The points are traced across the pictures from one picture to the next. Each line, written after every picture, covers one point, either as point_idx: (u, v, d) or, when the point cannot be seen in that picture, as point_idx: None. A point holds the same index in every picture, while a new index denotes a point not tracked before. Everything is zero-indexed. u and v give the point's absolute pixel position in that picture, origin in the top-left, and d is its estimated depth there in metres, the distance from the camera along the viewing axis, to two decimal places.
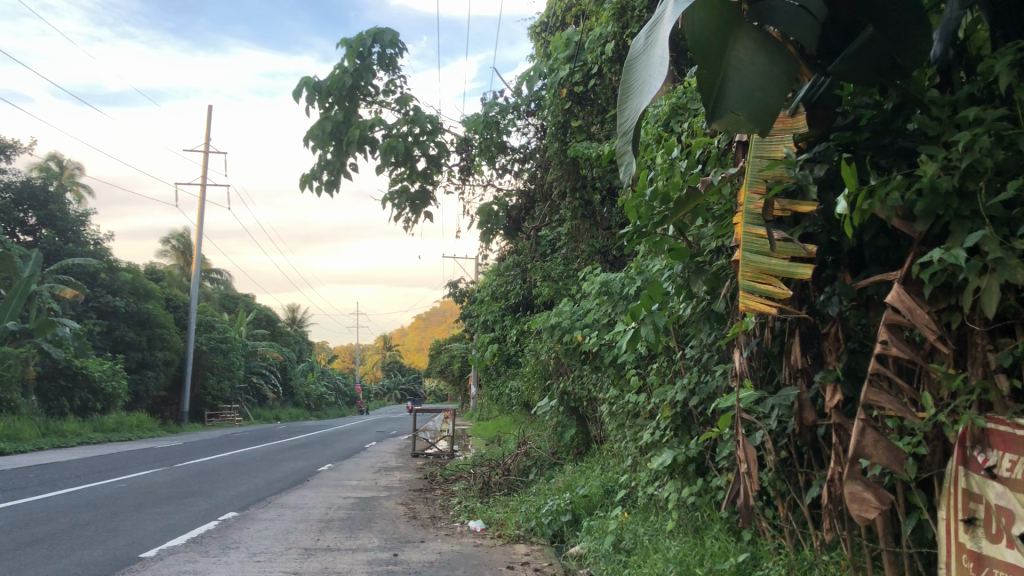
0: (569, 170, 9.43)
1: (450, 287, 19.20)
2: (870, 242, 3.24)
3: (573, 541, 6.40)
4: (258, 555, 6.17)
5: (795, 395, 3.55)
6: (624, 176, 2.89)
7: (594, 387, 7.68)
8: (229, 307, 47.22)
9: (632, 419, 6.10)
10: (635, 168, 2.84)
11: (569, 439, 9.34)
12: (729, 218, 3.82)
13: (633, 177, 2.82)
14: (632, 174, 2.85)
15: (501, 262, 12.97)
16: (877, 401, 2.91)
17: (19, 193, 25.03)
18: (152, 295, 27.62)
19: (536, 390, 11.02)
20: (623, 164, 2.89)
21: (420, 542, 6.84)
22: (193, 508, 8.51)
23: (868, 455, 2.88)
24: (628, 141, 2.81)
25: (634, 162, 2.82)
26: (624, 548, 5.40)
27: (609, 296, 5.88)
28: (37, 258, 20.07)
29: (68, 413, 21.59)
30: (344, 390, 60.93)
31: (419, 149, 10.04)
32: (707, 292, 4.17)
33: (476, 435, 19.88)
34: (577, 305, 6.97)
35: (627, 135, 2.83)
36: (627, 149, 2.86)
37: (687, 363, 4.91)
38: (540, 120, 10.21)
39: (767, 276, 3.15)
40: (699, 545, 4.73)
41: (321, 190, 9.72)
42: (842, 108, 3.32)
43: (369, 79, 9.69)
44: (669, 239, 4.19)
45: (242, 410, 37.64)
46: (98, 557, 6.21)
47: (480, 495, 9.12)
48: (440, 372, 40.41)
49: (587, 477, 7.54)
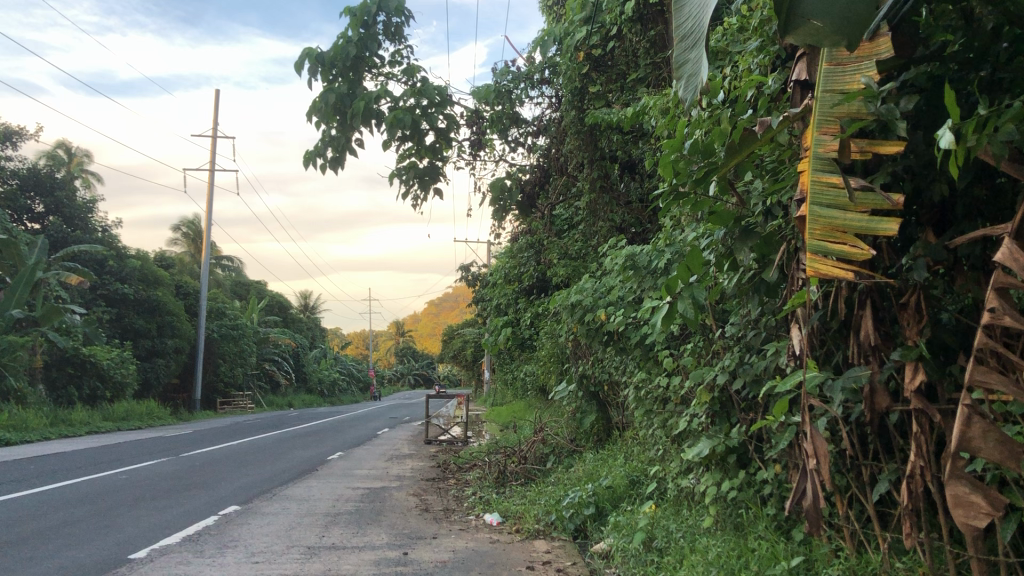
0: (586, 139, 8.81)
1: (463, 271, 18.65)
2: (964, 192, 2.72)
3: (598, 537, 5.88)
4: (257, 555, 5.67)
5: (868, 377, 3.03)
6: (688, 88, 2.60)
7: (619, 370, 7.12)
8: (241, 293, 46.91)
9: (662, 405, 5.58)
10: (702, 72, 2.58)
11: (589, 425, 8.82)
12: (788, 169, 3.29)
13: (701, 79, 2.56)
14: (699, 80, 2.57)
15: (513, 242, 12.43)
16: (986, 383, 2.37)
17: (25, 180, 24.57)
18: (162, 282, 27.19)
19: (554, 374, 10.51)
20: (683, 71, 2.65)
21: (433, 539, 6.34)
22: (192, 503, 8.03)
23: (975, 450, 2.34)
24: (695, 44, 2.63)
25: (704, 61, 2.55)
26: (657, 546, 4.88)
27: (634, 271, 5.35)
28: (43, 245, 19.63)
29: (77, 402, 21.20)
30: (357, 376, 60.71)
31: (428, 122, 9.48)
32: (757, 260, 3.67)
33: (490, 420, 19.44)
34: (600, 281, 6.40)
35: (693, 37, 2.65)
36: (690, 53, 2.65)
37: (726, 343, 4.40)
38: (555, 88, 9.64)
39: (843, 235, 2.63)
40: (741, 545, 4.21)
41: (325, 167, 9.18)
42: (926, 34, 2.80)
43: (374, 49, 9.08)
44: (711, 199, 3.69)
45: (255, 397, 37.35)
46: (84, 558, 5.70)
47: (495, 484, 8.65)
48: (453, 357, 40.06)
49: (611, 467, 7.02)
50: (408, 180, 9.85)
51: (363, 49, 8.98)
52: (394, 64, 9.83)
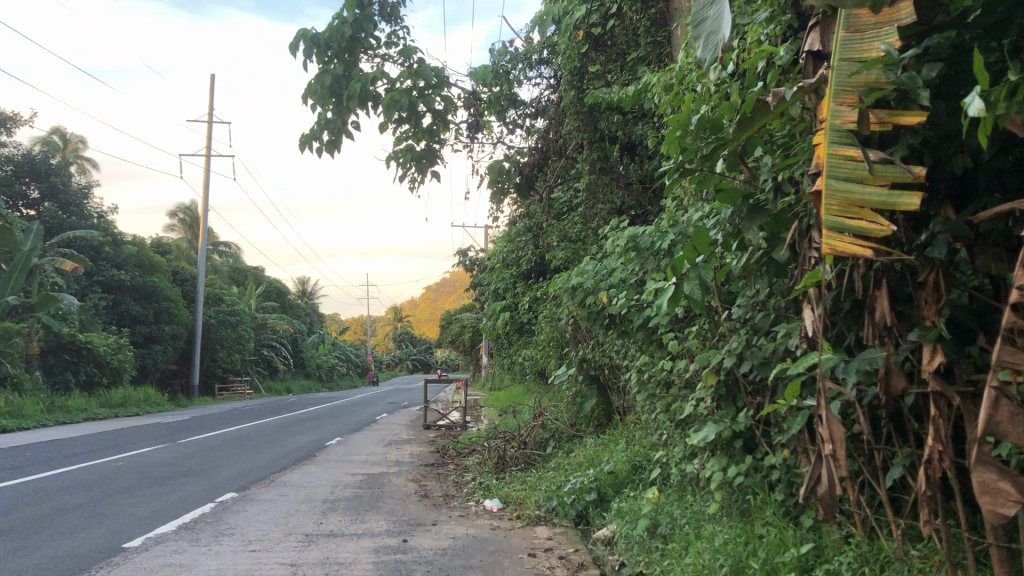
0: (585, 119, 8.67)
1: (460, 256, 18.52)
2: (986, 167, 2.60)
3: (601, 523, 5.79)
4: (254, 543, 5.57)
5: (883, 359, 2.93)
6: (708, 44, 3.05)
7: (621, 354, 7.02)
8: (238, 279, 46.78)
9: (665, 389, 5.49)
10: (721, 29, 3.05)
11: (589, 410, 8.72)
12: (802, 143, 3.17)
13: (722, 35, 3.03)
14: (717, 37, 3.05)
15: (511, 226, 12.31)
16: (1014, 364, 2.26)
17: (19, 165, 24.36)
18: (159, 268, 27.04)
19: (553, 358, 10.41)
20: (703, 28, 3.13)
21: (433, 525, 6.25)
22: (189, 490, 7.93)
23: (1003, 434, 2.24)
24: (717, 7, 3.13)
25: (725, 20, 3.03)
26: (661, 533, 4.79)
27: (636, 252, 5.24)
28: (38, 231, 19.46)
29: (74, 389, 21.08)
30: (356, 362, 60.73)
31: (426, 103, 9.33)
32: (766, 239, 3.57)
33: (489, 405, 19.39)
34: (601, 263, 6.28)
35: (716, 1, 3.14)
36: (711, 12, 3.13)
37: (732, 325, 4.29)
38: (554, 68, 9.50)
39: (860, 210, 2.52)
40: (749, 531, 4.11)
41: (322, 149, 9.04)
42: None
43: (370, 30, 8.92)
44: (719, 176, 3.58)
45: (253, 383, 37.29)
46: (79, 546, 5.61)
47: (495, 470, 8.57)
48: (451, 342, 40.00)
49: (613, 452, 6.93)
50: (405, 163, 9.70)
51: (359, 30, 8.81)
52: (390, 45, 9.67)
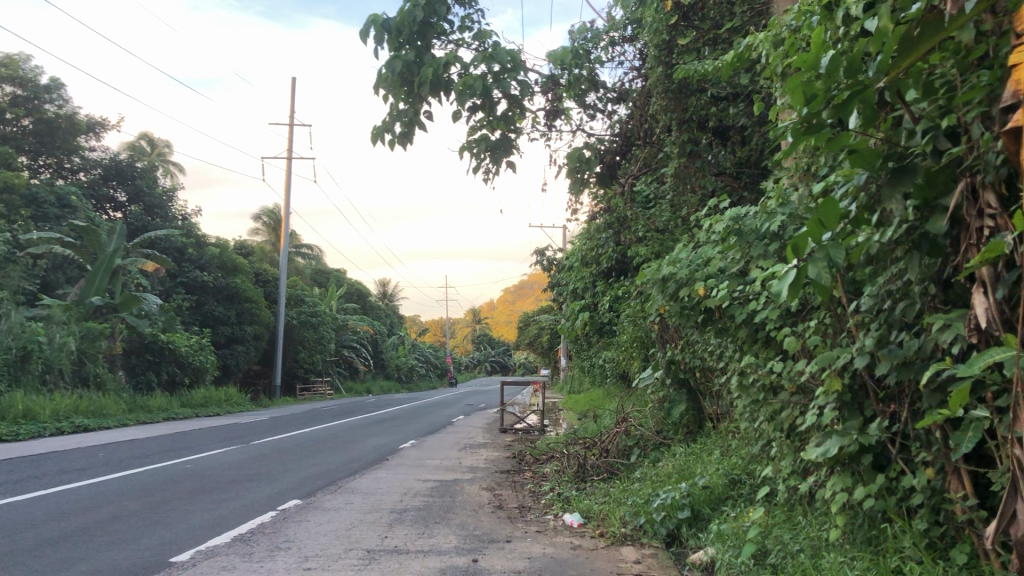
0: (673, 99, 7.96)
1: (538, 255, 17.93)
2: None
3: (697, 545, 5.12)
4: (311, 561, 5.06)
5: None
6: None
7: (717, 355, 6.34)
8: (320, 282, 47.33)
9: (771, 393, 4.81)
10: None
11: (678, 416, 8.02)
12: (984, 71, 2.51)
13: None
14: None
15: (590, 222, 11.66)
16: None
17: (107, 169, 24.76)
18: (241, 270, 27.23)
19: (637, 358, 9.69)
20: None
21: (507, 542, 5.68)
22: (252, 496, 7.52)
23: None
24: None
25: None
26: (771, 562, 4.10)
27: (739, 238, 4.60)
28: (122, 231, 19.57)
29: (155, 388, 21.22)
30: (435, 363, 60.78)
31: (501, 89, 8.65)
32: (917, 208, 2.91)
33: (569, 408, 18.73)
34: (697, 252, 5.51)
35: None
36: None
37: (860, 319, 3.58)
38: (638, 46, 8.85)
39: None
40: (881, 565, 3.42)
41: (394, 141, 8.52)
42: None
43: (442, 13, 7.98)
44: (853, 133, 2.91)
45: (333, 383, 37.44)
46: (124, 558, 5.19)
47: (575, 479, 7.99)
48: (530, 344, 39.47)
49: (706, 464, 6.22)
50: (479, 153, 9.13)
51: (431, 13, 7.87)
52: (464, 30, 9.10)
